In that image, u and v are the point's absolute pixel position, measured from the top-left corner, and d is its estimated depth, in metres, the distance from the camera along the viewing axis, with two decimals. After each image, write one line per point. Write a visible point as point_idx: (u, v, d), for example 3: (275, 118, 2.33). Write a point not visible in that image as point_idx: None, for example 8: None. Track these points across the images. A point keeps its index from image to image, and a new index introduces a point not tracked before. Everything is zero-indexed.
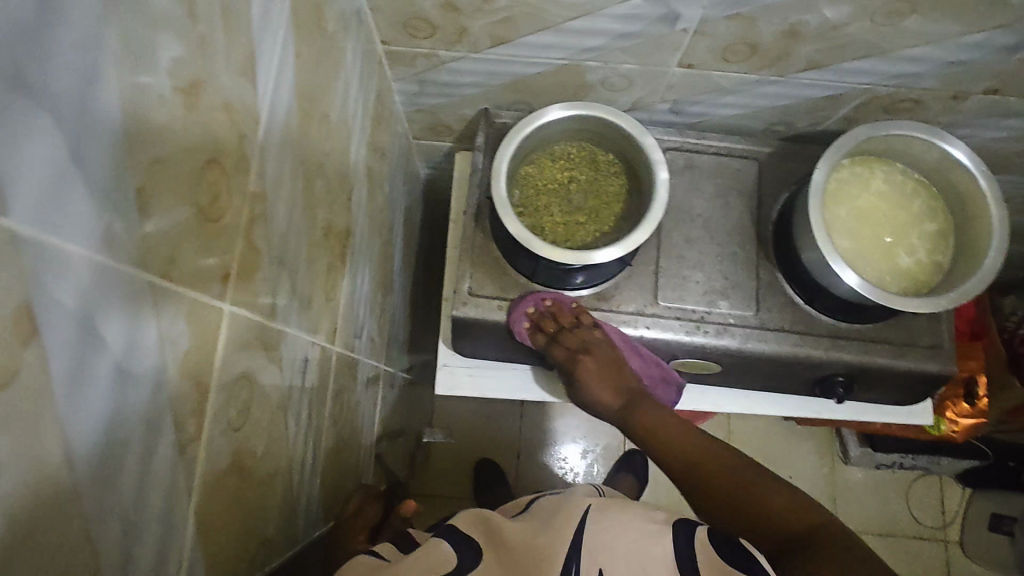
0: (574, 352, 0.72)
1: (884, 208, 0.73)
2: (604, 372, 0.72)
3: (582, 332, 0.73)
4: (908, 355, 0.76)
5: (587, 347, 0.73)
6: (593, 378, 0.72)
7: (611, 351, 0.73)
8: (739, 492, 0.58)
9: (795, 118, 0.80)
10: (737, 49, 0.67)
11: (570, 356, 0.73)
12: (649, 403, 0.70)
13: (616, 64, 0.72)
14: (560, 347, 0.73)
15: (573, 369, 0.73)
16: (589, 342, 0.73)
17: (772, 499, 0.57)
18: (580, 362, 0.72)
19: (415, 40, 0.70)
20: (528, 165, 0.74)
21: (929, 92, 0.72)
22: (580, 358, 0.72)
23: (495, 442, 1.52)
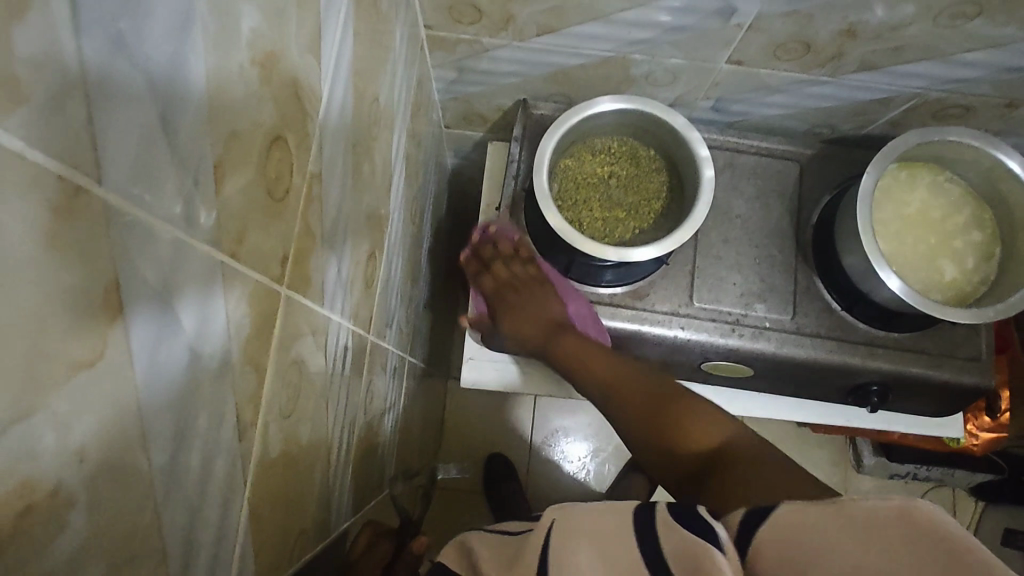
0: (507, 279, 0.75)
1: (931, 216, 0.71)
2: (529, 303, 0.74)
3: (515, 268, 0.75)
4: (946, 366, 0.75)
5: (518, 279, 0.75)
6: (517, 307, 0.74)
7: (543, 285, 0.74)
8: (657, 422, 0.57)
9: (839, 120, 0.79)
10: (790, 47, 0.66)
11: (500, 283, 0.76)
12: (565, 333, 0.71)
13: (663, 58, 0.70)
14: (491, 275, 0.77)
15: (500, 302, 0.75)
16: (516, 277, 0.75)
17: (685, 427, 0.55)
18: (510, 292, 0.75)
19: (459, 25, 0.68)
20: (568, 158, 0.73)
21: (982, 99, 0.71)
22: (510, 288, 0.75)
23: (507, 437, 1.51)
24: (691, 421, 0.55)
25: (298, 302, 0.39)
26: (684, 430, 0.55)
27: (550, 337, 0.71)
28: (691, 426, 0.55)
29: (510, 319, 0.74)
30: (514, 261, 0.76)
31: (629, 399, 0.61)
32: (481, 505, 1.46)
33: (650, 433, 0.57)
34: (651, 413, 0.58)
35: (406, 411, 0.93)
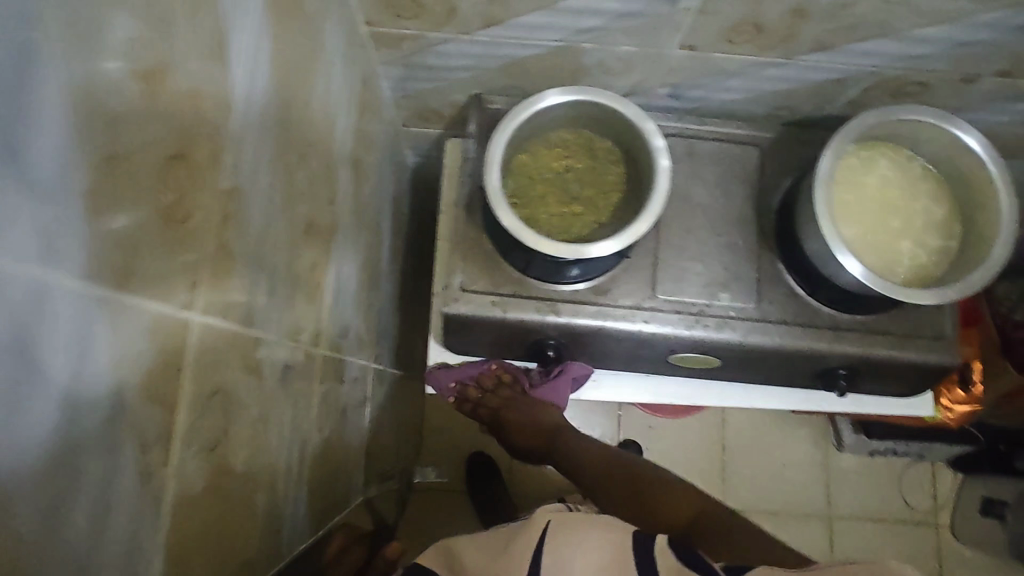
0: (496, 399, 0.82)
1: (891, 196, 0.70)
2: (525, 415, 0.81)
3: (500, 393, 0.82)
4: (912, 346, 0.74)
5: (504, 396, 0.82)
6: (516, 421, 0.82)
7: (531, 399, 0.82)
8: (654, 499, 0.68)
9: (797, 102, 0.78)
10: (742, 30, 0.64)
11: (489, 403, 0.83)
12: (571, 434, 0.80)
13: (614, 47, 0.68)
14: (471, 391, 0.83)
15: (501, 426, 0.83)
16: (507, 400, 0.82)
17: (670, 499, 0.68)
18: (504, 408, 0.82)
19: (402, 20, 0.66)
20: (522, 154, 0.71)
21: (939, 75, 0.70)
22: (500, 405, 0.82)
23: (489, 436, 1.50)
24: (673, 493, 0.68)
25: (219, 326, 0.37)
26: (667, 503, 0.67)
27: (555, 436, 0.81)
28: (669, 494, 0.68)
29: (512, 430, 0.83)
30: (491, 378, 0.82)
31: (626, 486, 0.70)
32: (464, 504, 1.45)
33: (635, 501, 0.68)
34: (637, 487, 0.70)
35: (375, 419, 0.91)
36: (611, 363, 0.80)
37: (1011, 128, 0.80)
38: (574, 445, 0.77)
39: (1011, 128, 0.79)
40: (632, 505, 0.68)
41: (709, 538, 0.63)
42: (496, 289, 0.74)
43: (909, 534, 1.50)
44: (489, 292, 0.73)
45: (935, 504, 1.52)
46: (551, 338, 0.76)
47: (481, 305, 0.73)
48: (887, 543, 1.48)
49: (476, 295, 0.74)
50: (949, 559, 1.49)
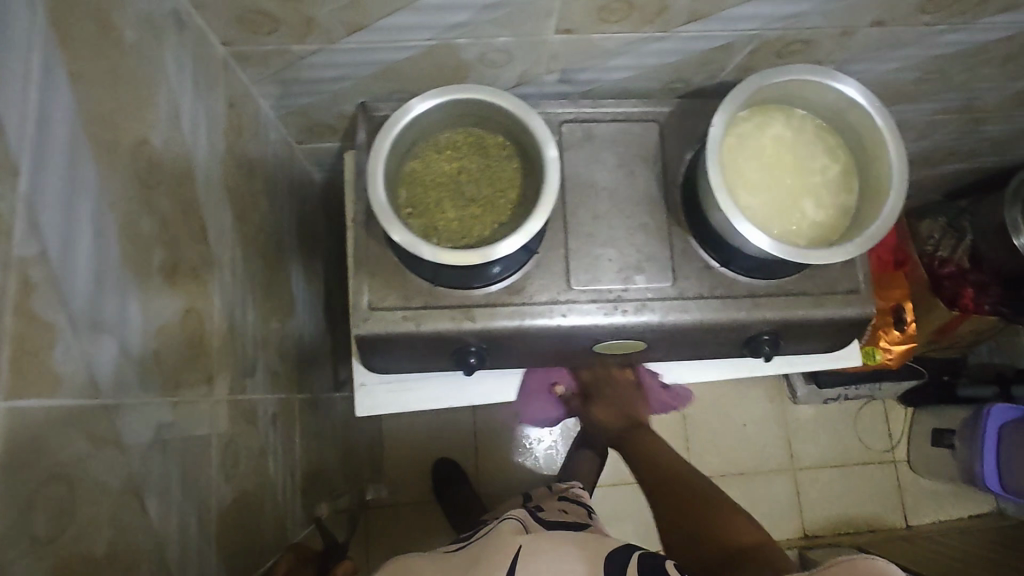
0: (605, 392, 0.90)
1: (786, 158, 0.70)
2: (616, 409, 0.90)
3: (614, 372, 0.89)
4: (828, 303, 0.75)
5: (611, 384, 0.90)
6: (606, 413, 0.91)
7: (634, 392, 0.91)
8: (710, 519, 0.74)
9: (689, 72, 0.76)
10: (613, 8, 0.62)
11: (595, 388, 0.90)
12: (645, 435, 0.89)
13: (488, 39, 0.66)
14: (591, 371, 0.89)
15: (597, 394, 0.91)
16: (619, 379, 0.90)
17: (724, 522, 0.73)
18: (600, 397, 0.91)
19: (258, 37, 0.62)
20: (412, 161, 0.68)
21: (817, 31, 0.69)
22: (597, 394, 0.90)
23: (450, 442, 1.48)
24: (726, 517, 0.74)
25: (24, 408, 0.34)
26: (727, 526, 0.73)
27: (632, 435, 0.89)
28: (722, 518, 0.74)
29: (600, 413, 0.91)
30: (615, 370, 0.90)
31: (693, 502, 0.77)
32: (435, 513, 1.43)
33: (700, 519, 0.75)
34: (700, 508, 0.76)
35: (312, 451, 0.88)
36: (539, 360, 0.79)
37: (898, 72, 0.80)
38: (658, 451, 0.86)
39: (897, 72, 0.80)
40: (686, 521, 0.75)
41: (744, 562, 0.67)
42: (407, 303, 0.71)
43: (869, 475, 1.54)
44: (400, 307, 0.71)
45: (891, 441, 1.56)
46: (473, 345, 0.73)
47: (393, 322, 0.71)
48: (848, 487, 1.53)
49: (386, 313, 0.71)
50: (910, 491, 1.54)
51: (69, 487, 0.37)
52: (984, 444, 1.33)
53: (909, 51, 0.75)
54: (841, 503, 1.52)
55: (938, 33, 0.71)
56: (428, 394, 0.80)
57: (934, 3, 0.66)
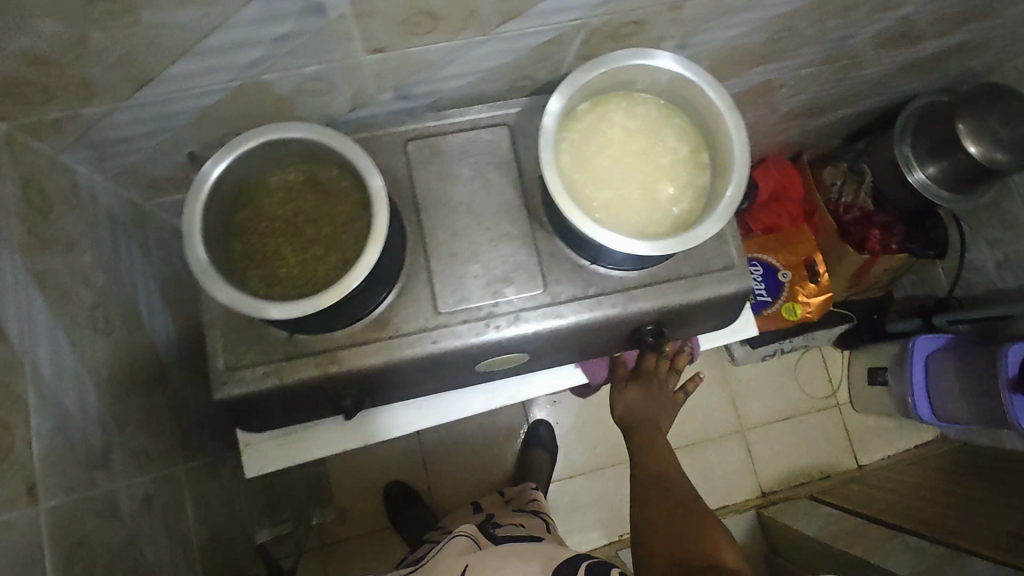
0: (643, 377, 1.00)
1: (633, 146, 0.68)
2: (643, 395, 0.99)
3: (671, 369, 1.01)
4: (703, 284, 0.74)
5: (657, 378, 1.00)
6: (637, 396, 0.99)
7: (669, 394, 1.01)
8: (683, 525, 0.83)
9: (531, 69, 0.73)
10: (415, 20, 0.58)
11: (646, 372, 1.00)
12: (643, 432, 0.99)
13: (297, 69, 0.61)
14: (652, 360, 1.00)
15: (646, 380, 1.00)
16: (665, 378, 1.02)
17: (694, 528, 0.82)
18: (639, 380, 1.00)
19: (36, 107, 0.57)
20: (242, 210, 0.64)
21: (644, 10, 0.66)
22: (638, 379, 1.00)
23: (397, 464, 1.45)
24: (694, 523, 0.83)
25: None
26: (699, 539, 0.80)
27: (640, 430, 1.00)
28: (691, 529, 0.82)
29: (631, 394, 1.00)
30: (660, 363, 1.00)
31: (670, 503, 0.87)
32: (391, 538, 1.41)
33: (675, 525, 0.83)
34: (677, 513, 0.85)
35: (213, 515, 0.84)
36: (424, 388, 0.76)
37: (745, 35, 0.78)
38: (662, 456, 0.95)
39: (745, 36, 0.78)
40: (663, 531, 0.83)
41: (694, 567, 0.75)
42: (268, 358, 0.67)
43: (814, 422, 1.56)
44: (259, 363, 0.67)
45: (832, 386, 1.59)
46: (347, 388, 0.70)
47: (254, 380, 0.67)
48: (794, 438, 1.55)
49: (246, 372, 0.67)
50: (856, 432, 1.57)
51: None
52: (913, 378, 1.35)
53: (749, 15, 0.72)
54: (792, 455, 1.54)
55: None
56: (319, 441, 0.79)
57: None
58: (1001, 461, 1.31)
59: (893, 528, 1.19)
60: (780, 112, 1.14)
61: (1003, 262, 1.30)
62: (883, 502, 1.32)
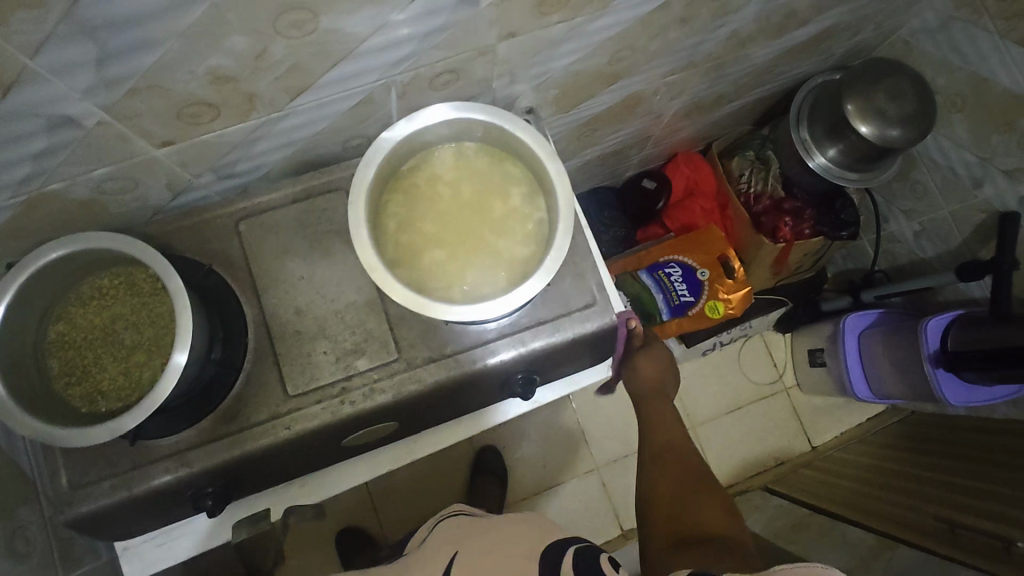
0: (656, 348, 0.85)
1: (461, 200, 0.65)
2: (659, 367, 0.83)
3: None
4: (565, 326, 0.71)
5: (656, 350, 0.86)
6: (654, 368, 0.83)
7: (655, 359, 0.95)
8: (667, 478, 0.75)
9: (357, 130, 0.70)
10: (192, 111, 0.55)
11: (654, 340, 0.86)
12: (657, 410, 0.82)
13: (83, 175, 0.58)
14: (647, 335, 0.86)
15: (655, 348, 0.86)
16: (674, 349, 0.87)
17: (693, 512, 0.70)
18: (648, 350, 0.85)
19: None
20: (56, 326, 0.62)
21: (451, 60, 0.63)
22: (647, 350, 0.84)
23: (347, 510, 1.43)
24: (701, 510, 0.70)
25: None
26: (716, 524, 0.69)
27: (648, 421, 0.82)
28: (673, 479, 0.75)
29: (647, 367, 0.83)
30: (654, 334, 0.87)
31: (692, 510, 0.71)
32: None
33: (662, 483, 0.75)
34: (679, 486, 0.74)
35: None
36: (298, 468, 0.73)
37: (583, 61, 0.76)
38: (662, 425, 0.81)
39: (582, 61, 0.75)
40: (660, 499, 0.74)
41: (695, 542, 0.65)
42: (113, 470, 0.64)
43: (763, 410, 1.55)
44: (104, 478, 0.64)
45: (777, 371, 1.57)
46: (206, 486, 0.68)
47: (100, 497, 0.64)
48: (745, 429, 1.53)
49: (91, 489, 0.64)
50: (806, 414, 1.55)
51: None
52: (847, 357, 1.34)
53: (573, 44, 0.70)
54: (746, 447, 1.52)
55: (587, 23, 0.66)
56: (200, 536, 0.76)
57: (550, 4, 0.60)
58: (944, 430, 1.29)
59: (841, 520, 1.17)
60: (667, 114, 1.11)
61: (920, 231, 1.28)
62: (836, 491, 1.29)
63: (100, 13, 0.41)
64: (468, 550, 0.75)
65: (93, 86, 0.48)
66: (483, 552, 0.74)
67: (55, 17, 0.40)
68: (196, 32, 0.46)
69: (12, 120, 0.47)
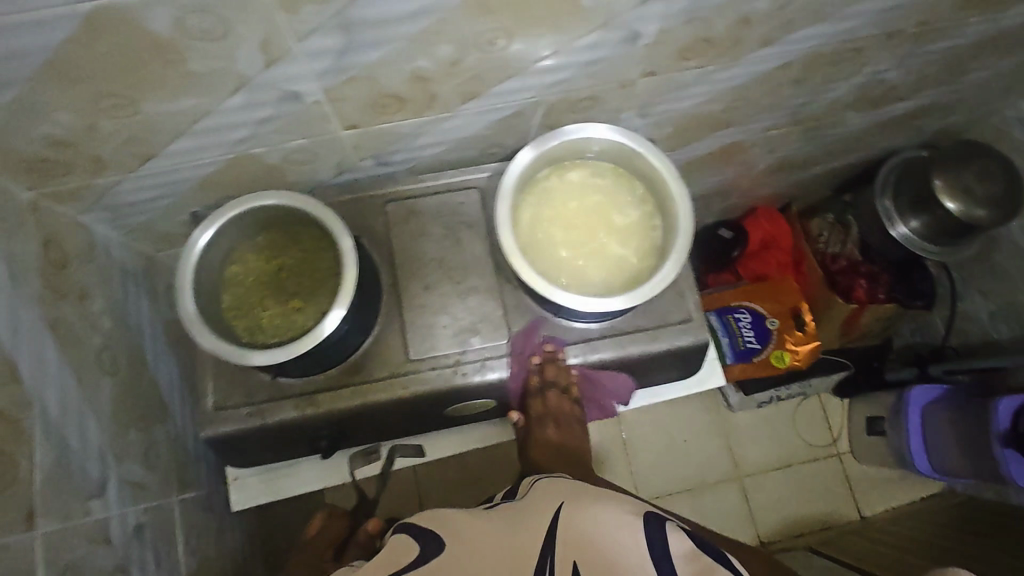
0: (545, 426, 0.82)
1: (588, 211, 0.74)
2: (558, 447, 0.80)
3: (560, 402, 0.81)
4: (662, 336, 0.78)
5: (556, 415, 0.82)
6: (546, 449, 0.80)
7: (565, 427, 0.82)
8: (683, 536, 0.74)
9: (498, 138, 0.80)
10: (384, 103, 0.66)
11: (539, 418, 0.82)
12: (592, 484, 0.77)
13: (283, 144, 0.70)
14: (540, 402, 0.81)
15: (541, 427, 0.82)
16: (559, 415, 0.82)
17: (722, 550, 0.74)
18: (539, 429, 0.82)
19: (57, 179, 0.65)
20: (233, 267, 0.72)
21: (596, 88, 0.73)
22: (537, 431, 0.81)
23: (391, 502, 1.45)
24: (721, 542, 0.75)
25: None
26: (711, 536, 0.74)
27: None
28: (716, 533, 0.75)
29: (540, 452, 0.80)
30: (563, 400, 0.81)
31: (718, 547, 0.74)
32: None
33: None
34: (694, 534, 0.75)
35: (206, 543, 0.90)
36: (401, 429, 0.81)
37: (702, 105, 0.85)
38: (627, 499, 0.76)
39: (700, 105, 0.85)
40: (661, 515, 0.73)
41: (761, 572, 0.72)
42: (251, 399, 0.74)
43: (814, 470, 1.55)
44: (244, 404, 0.73)
45: (832, 434, 1.57)
46: (323, 429, 0.76)
47: (239, 419, 0.73)
48: (794, 487, 1.53)
49: (232, 412, 0.73)
50: (857, 482, 1.54)
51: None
52: (910, 427, 1.34)
53: (699, 89, 0.79)
54: (792, 504, 1.52)
55: (716, 72, 0.75)
56: (301, 478, 0.83)
57: (690, 51, 0.70)
58: (1006, 517, 1.27)
59: None
60: (758, 167, 1.19)
61: (995, 312, 1.30)
62: (886, 558, 1.28)
63: (361, 15, 0.52)
64: (574, 518, 0.58)
65: (326, 71, 0.59)
66: (586, 505, 0.60)
67: (332, 15, 0.51)
68: (418, 38, 0.57)
69: (259, 89, 0.59)
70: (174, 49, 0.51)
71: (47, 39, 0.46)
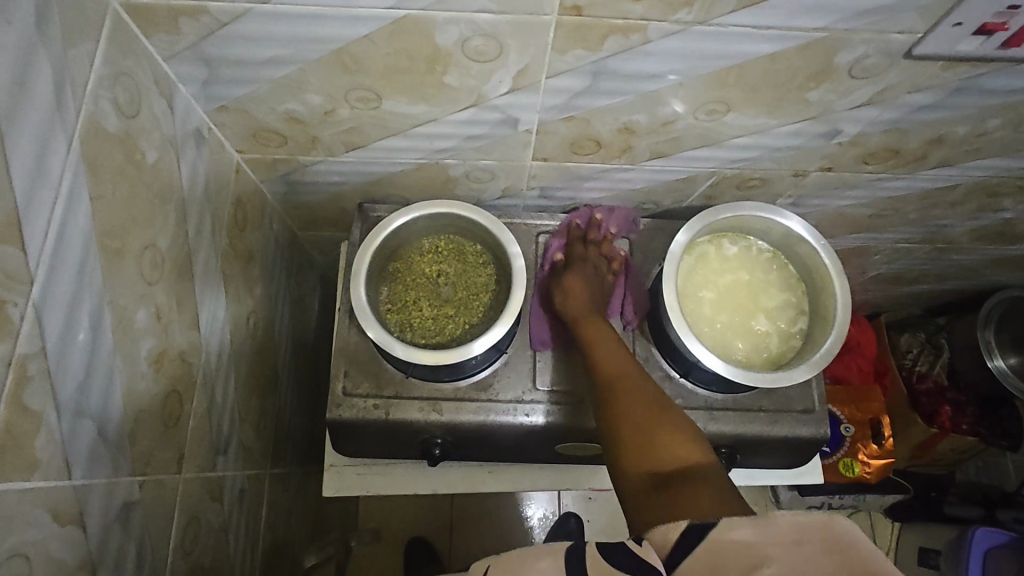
0: (585, 269, 0.77)
1: (740, 283, 0.76)
2: (588, 289, 0.74)
3: (602, 260, 0.78)
4: (783, 421, 0.77)
5: (593, 268, 0.77)
6: (576, 287, 0.74)
7: (602, 279, 0.77)
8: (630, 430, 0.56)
9: (657, 197, 0.83)
10: (582, 144, 0.69)
11: (577, 260, 0.77)
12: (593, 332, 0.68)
13: (473, 161, 0.73)
14: (584, 252, 0.78)
15: (573, 267, 0.77)
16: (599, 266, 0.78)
17: (662, 455, 0.53)
18: (573, 269, 0.77)
19: (269, 148, 0.70)
20: (394, 262, 0.75)
21: (772, 172, 0.76)
22: (572, 267, 0.76)
23: (401, 524, 1.33)
24: (672, 441, 0.53)
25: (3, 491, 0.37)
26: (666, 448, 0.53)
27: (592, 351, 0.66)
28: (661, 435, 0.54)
29: (571, 285, 0.74)
30: (604, 261, 0.78)
31: (660, 446, 0.53)
32: None
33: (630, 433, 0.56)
34: (645, 423, 0.56)
35: (277, 523, 0.90)
36: (507, 454, 0.81)
37: (855, 206, 0.87)
38: (614, 363, 0.63)
39: (853, 206, 0.86)
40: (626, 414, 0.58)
41: (676, 495, 0.49)
42: (379, 392, 0.75)
43: None
44: (372, 394, 0.75)
45: None
46: (438, 437, 0.76)
47: (363, 409, 0.74)
48: None
49: (358, 399, 0.75)
50: None
51: (28, 565, 0.40)
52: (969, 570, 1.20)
53: (861, 192, 0.82)
54: None
55: (886, 180, 0.78)
56: (392, 479, 0.82)
57: (875, 157, 0.72)
58: None
59: None
60: (868, 274, 1.20)
61: None
62: None
63: (617, 66, 0.56)
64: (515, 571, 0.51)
65: (552, 107, 0.62)
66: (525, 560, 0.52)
67: (593, 61, 0.55)
68: (651, 95, 0.60)
69: (487, 109, 0.63)
70: (444, 61, 0.55)
71: (350, 31, 0.51)
